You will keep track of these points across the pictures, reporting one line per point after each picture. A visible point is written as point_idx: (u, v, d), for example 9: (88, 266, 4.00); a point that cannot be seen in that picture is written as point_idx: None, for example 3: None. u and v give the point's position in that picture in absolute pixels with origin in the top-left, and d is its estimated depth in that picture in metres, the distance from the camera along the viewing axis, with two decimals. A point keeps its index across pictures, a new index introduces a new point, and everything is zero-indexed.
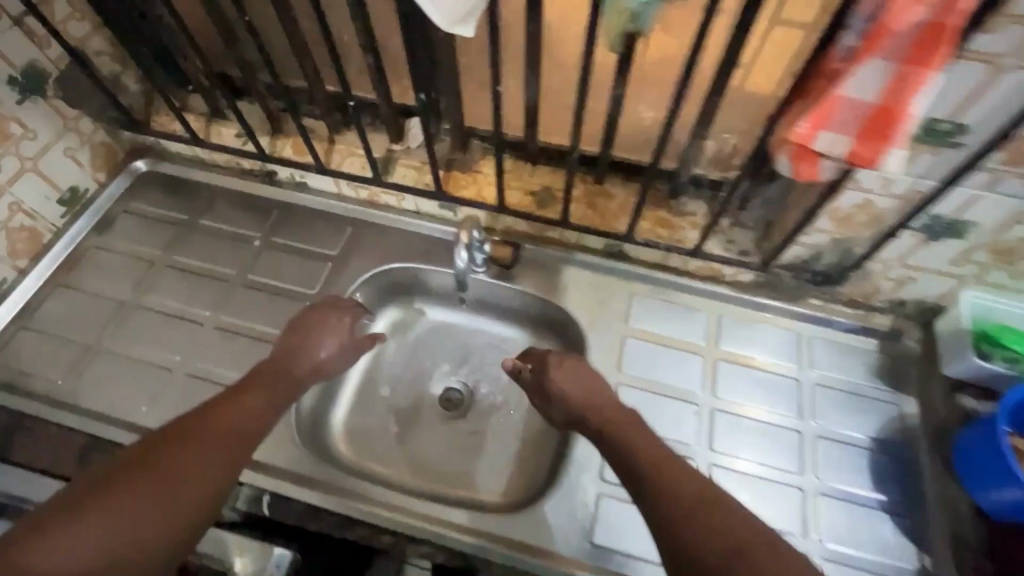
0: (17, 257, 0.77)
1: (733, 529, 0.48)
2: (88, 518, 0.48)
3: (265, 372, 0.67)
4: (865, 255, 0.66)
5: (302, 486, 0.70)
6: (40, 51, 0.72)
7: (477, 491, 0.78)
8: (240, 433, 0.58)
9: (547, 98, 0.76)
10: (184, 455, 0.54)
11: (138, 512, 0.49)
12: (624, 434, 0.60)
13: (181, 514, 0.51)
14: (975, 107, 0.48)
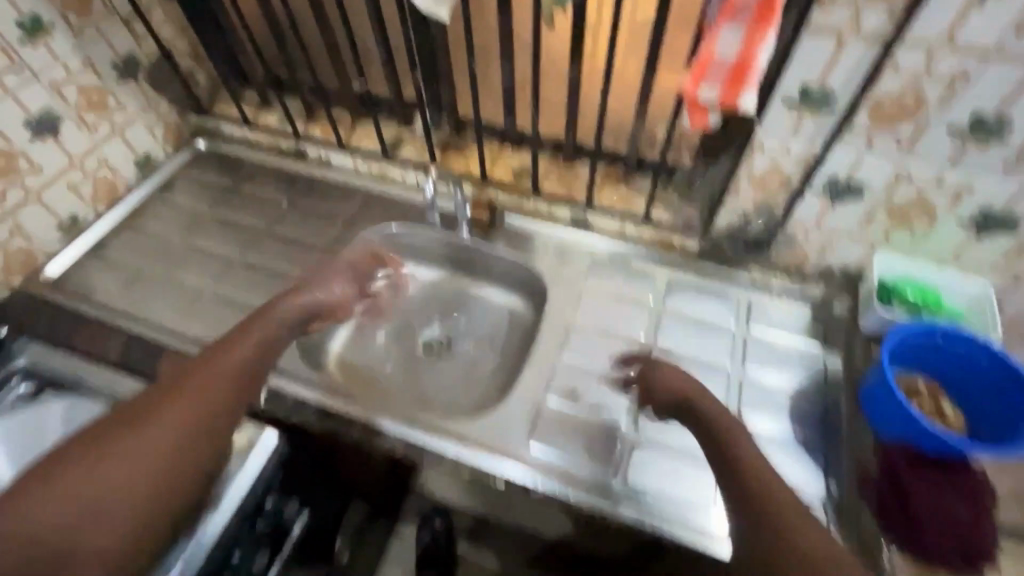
0: (97, 202, 0.96)
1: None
2: (108, 460, 0.52)
3: (253, 318, 0.72)
4: (784, 217, 0.75)
5: (302, 383, 0.78)
6: (138, 45, 0.94)
7: (447, 413, 0.87)
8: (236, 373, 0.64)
9: (525, 89, 0.87)
10: (184, 406, 0.58)
11: (154, 456, 0.54)
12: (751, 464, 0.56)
13: (186, 451, 0.56)
14: (833, 73, 0.59)
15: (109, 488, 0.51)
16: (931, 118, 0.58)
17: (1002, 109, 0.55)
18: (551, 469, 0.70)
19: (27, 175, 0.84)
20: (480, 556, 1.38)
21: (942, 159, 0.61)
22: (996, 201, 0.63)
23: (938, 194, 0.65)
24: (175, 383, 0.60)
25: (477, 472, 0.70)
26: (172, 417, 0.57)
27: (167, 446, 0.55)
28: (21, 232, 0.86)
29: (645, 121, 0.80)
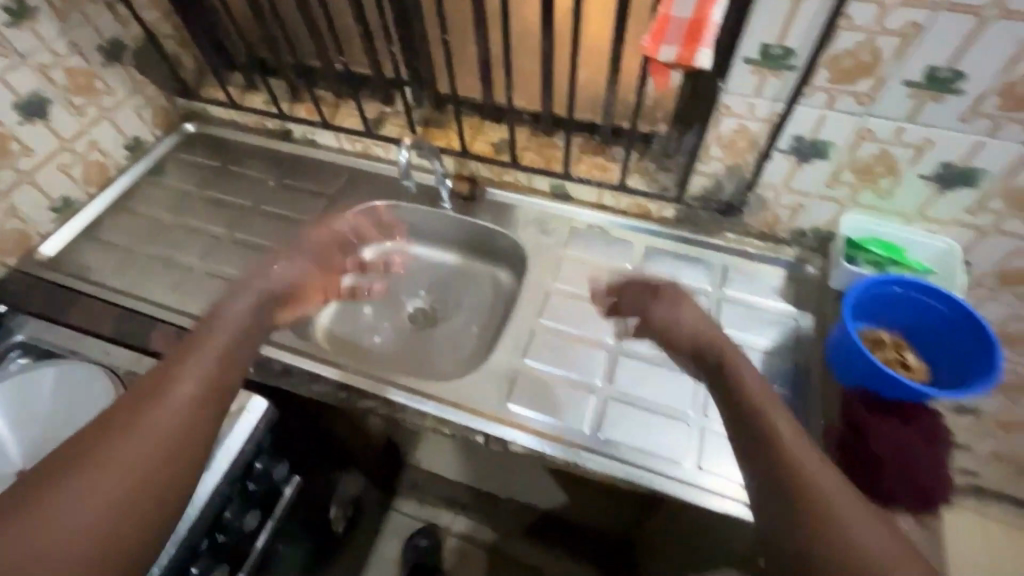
0: (89, 185, 0.99)
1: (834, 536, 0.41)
2: (47, 516, 0.43)
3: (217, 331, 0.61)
4: (754, 178, 0.77)
5: (292, 353, 0.80)
6: (122, 30, 0.96)
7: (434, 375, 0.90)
8: (211, 386, 0.55)
9: (501, 63, 0.89)
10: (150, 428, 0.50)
11: (112, 489, 0.46)
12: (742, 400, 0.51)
13: (151, 482, 0.47)
14: (791, 32, 0.60)
15: (55, 543, 0.42)
16: (887, 74, 0.60)
17: (955, 61, 0.57)
18: (529, 425, 0.72)
19: (19, 157, 0.86)
20: (475, 527, 1.42)
21: (902, 113, 0.63)
22: (956, 154, 0.64)
23: (900, 150, 0.66)
24: (142, 400, 0.52)
25: (458, 429, 0.73)
26: (135, 444, 0.48)
27: (132, 479, 0.47)
28: (14, 213, 0.88)
29: (617, 91, 0.82)
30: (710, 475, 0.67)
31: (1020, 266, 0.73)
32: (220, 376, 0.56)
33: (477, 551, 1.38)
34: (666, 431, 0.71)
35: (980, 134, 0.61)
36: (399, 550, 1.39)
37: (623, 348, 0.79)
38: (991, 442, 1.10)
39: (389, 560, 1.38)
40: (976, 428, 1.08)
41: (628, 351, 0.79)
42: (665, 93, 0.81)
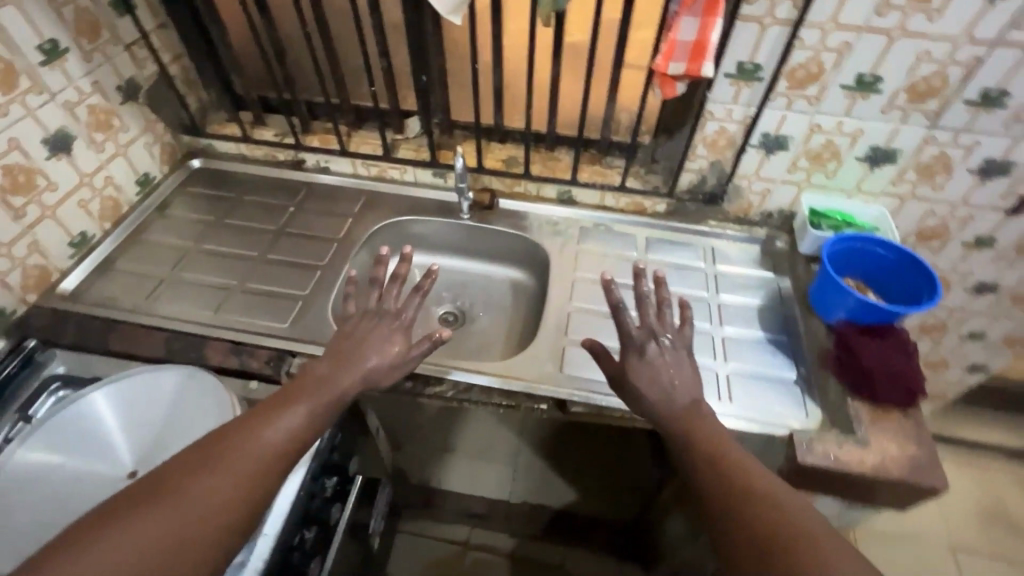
0: (104, 220, 0.98)
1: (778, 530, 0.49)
2: (125, 534, 0.45)
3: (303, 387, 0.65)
4: (732, 171, 0.95)
5: None
6: (138, 71, 0.99)
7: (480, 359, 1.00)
8: (285, 443, 0.57)
9: (509, 89, 1.02)
10: (214, 479, 0.51)
11: (160, 542, 0.46)
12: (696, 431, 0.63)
13: (217, 522, 0.49)
14: (760, 50, 0.79)
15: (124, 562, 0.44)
16: (829, 80, 0.80)
17: (876, 68, 0.77)
18: (584, 387, 0.82)
19: (44, 193, 0.86)
20: (492, 537, 1.46)
21: (841, 109, 0.83)
22: (881, 138, 0.85)
23: (841, 138, 0.86)
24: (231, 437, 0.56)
25: (522, 399, 0.81)
26: (201, 492, 0.50)
27: (209, 514, 0.49)
28: (37, 249, 0.87)
29: (614, 108, 0.97)
30: (747, 410, 0.78)
31: (931, 224, 0.96)
32: (301, 432, 0.60)
33: (497, 559, 1.43)
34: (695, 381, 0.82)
35: (896, 122, 0.83)
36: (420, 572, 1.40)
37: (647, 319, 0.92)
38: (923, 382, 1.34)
39: None
40: None
41: None
42: (652, 108, 0.98)
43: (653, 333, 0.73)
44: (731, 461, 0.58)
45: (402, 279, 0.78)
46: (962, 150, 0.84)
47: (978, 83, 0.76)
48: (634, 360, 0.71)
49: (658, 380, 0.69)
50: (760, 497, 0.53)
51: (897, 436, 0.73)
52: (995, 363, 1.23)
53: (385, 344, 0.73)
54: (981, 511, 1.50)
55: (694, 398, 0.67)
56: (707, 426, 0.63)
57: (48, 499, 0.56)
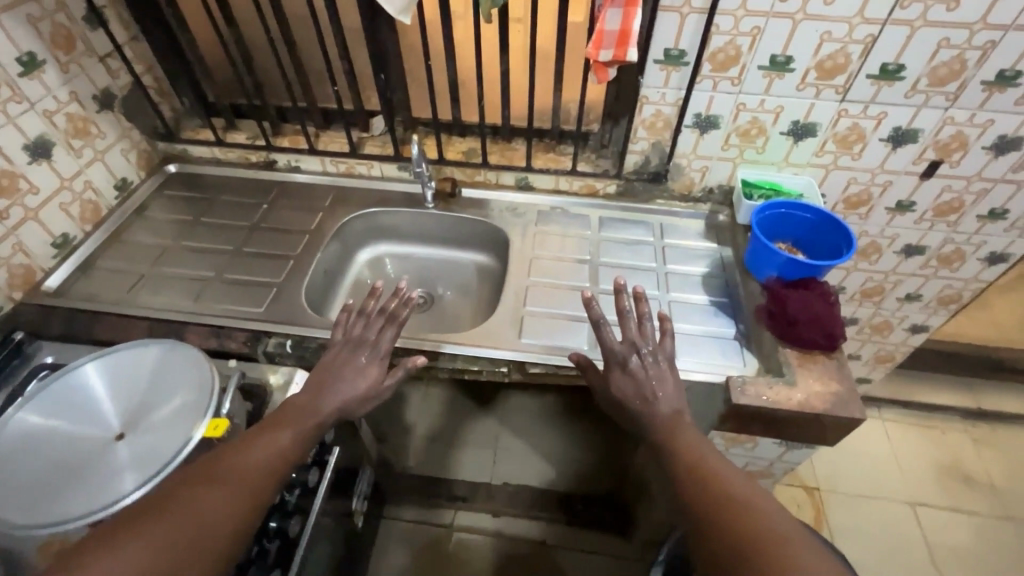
0: (85, 222, 1.04)
1: (745, 530, 0.54)
2: (135, 543, 0.49)
3: (290, 409, 0.69)
4: (672, 150, 1.03)
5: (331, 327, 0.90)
6: (113, 80, 1.05)
7: (449, 330, 1.11)
8: (278, 459, 0.62)
9: (464, 85, 1.10)
10: (215, 492, 0.55)
11: (168, 550, 0.49)
12: (674, 436, 0.69)
13: (221, 530, 0.53)
14: (682, 37, 0.88)
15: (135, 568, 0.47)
16: (746, 63, 0.89)
17: (786, 49, 0.86)
18: (541, 350, 0.89)
19: (26, 196, 0.91)
20: (477, 518, 1.51)
21: (761, 88, 0.92)
22: (800, 113, 0.94)
23: (765, 115, 0.95)
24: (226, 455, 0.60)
25: (484, 363, 0.88)
26: (203, 505, 0.54)
27: (213, 523, 0.53)
28: (21, 249, 0.92)
29: (561, 98, 1.05)
30: (687, 361, 0.86)
31: (855, 191, 1.05)
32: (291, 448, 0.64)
33: (482, 540, 1.47)
34: None
35: (810, 97, 0.91)
36: (407, 557, 1.44)
37: (601, 288, 1.00)
38: (873, 345, 1.42)
39: (400, 569, 1.42)
40: (859, 336, 1.40)
41: (605, 289, 1.00)
42: (596, 97, 1.07)
43: (635, 346, 0.78)
44: (709, 467, 0.63)
45: (388, 313, 0.81)
46: (872, 121, 0.93)
47: (877, 59, 0.85)
48: (616, 373, 0.77)
49: (640, 392, 0.75)
50: (732, 498, 0.58)
51: (821, 375, 0.81)
52: (934, 323, 1.32)
53: (360, 375, 0.76)
54: (938, 469, 1.58)
55: (675, 409, 0.73)
56: (684, 437, 0.68)
57: (38, 457, 0.61)
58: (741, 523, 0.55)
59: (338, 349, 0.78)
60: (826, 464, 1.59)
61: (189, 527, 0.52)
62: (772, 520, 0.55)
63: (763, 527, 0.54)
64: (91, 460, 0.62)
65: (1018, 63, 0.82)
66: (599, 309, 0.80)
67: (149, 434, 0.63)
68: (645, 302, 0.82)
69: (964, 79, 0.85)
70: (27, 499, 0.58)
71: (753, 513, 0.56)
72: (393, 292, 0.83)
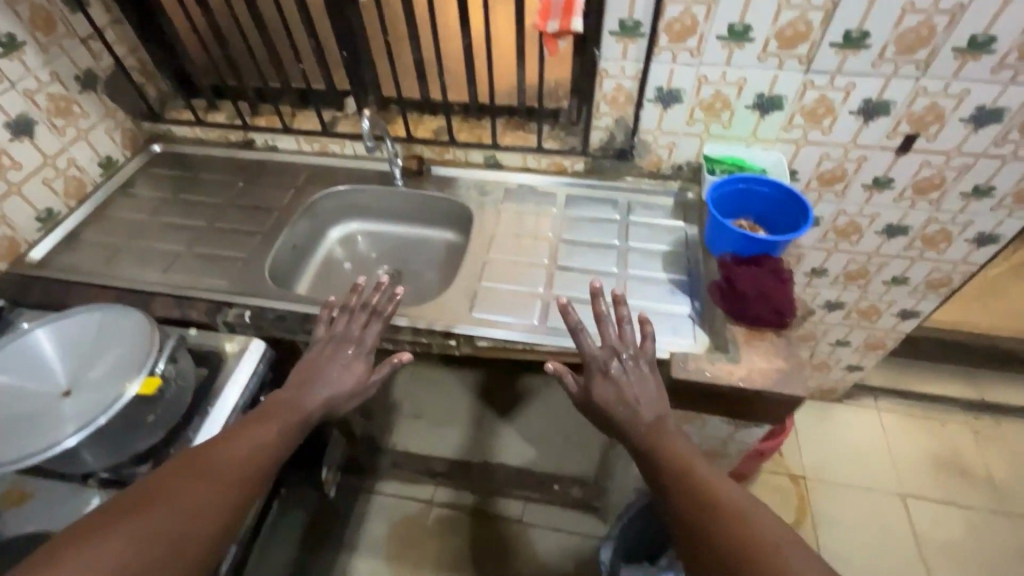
0: (69, 198, 1.09)
1: (744, 538, 0.52)
2: (130, 533, 0.49)
3: (275, 405, 0.70)
4: (635, 126, 1.01)
5: (290, 300, 0.93)
6: (94, 61, 1.09)
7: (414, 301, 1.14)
8: (265, 455, 0.63)
9: (431, 62, 1.10)
10: (207, 486, 0.56)
11: (163, 543, 0.50)
12: (659, 442, 0.66)
13: (215, 524, 0.54)
14: (636, 8, 0.86)
15: (131, 559, 0.48)
16: (703, 33, 0.86)
17: (743, 17, 0.83)
18: (491, 324, 0.90)
19: (8, 171, 0.96)
20: (455, 494, 1.54)
21: (721, 60, 0.89)
22: (764, 86, 0.91)
23: (728, 88, 0.92)
24: (215, 450, 0.61)
25: (433, 336, 0.90)
26: (197, 498, 0.55)
27: (206, 517, 0.54)
28: (5, 222, 0.97)
29: (525, 73, 1.05)
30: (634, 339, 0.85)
31: (829, 168, 1.01)
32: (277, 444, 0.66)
33: (460, 515, 1.50)
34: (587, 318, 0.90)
35: (773, 68, 0.88)
36: (386, 529, 1.47)
37: (560, 265, 0.99)
38: (862, 331, 1.38)
39: (379, 540, 1.45)
40: (846, 322, 1.36)
41: (564, 266, 0.99)
42: (562, 73, 1.06)
43: (615, 352, 0.75)
44: (699, 474, 0.61)
45: (371, 308, 0.82)
46: (840, 93, 0.89)
47: (839, 26, 0.82)
48: (598, 381, 0.74)
49: (623, 399, 0.72)
50: (726, 506, 0.56)
51: (767, 352, 0.80)
52: (925, 308, 1.27)
53: (346, 370, 0.77)
54: (933, 461, 1.53)
55: (658, 414, 0.70)
56: (671, 442, 0.66)
57: None
58: (739, 530, 0.53)
59: (321, 344, 0.79)
60: (814, 453, 1.55)
61: (183, 519, 0.52)
62: (766, 526, 0.53)
63: (755, 529, 0.52)
64: (35, 413, 0.67)
65: (990, 27, 0.78)
66: (575, 315, 0.78)
67: (93, 390, 0.68)
68: (625, 304, 0.78)
69: (934, 46, 0.81)
70: None
71: (746, 519, 0.54)
72: (376, 288, 0.84)
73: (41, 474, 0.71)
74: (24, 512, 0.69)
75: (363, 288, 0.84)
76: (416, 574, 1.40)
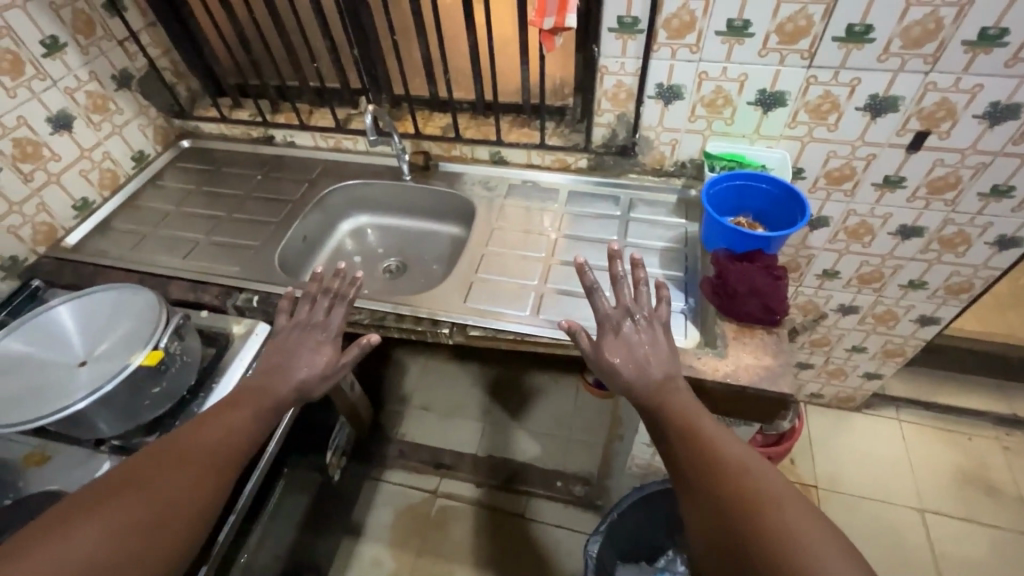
0: (103, 188, 1.17)
1: (756, 487, 0.52)
2: (100, 522, 0.51)
3: (249, 392, 0.71)
4: (637, 123, 1.02)
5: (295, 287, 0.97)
6: (131, 62, 1.17)
7: (419, 291, 1.18)
8: (237, 440, 0.65)
9: (439, 61, 1.13)
10: (179, 474, 0.58)
11: (134, 530, 0.52)
12: (664, 403, 0.64)
13: (187, 510, 0.57)
14: (635, 5, 0.87)
15: (101, 547, 0.50)
16: (702, 28, 0.86)
17: (742, 13, 0.83)
18: (485, 315, 0.92)
19: (49, 162, 1.04)
20: (460, 486, 1.56)
21: (721, 56, 0.89)
22: (766, 81, 0.90)
23: (729, 84, 0.92)
24: (187, 438, 0.62)
25: (428, 324, 0.93)
26: (170, 485, 0.57)
27: (178, 504, 0.56)
28: (45, 209, 1.06)
29: (530, 72, 1.06)
30: None
31: (836, 165, 0.99)
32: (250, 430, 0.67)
33: (464, 506, 1.52)
34: (579, 311, 0.91)
35: (775, 64, 0.87)
36: (391, 516, 1.51)
37: (557, 259, 1.01)
38: (879, 337, 1.33)
39: (383, 526, 1.49)
40: (861, 327, 1.32)
41: (561, 260, 1.00)
42: (567, 73, 1.07)
43: (628, 312, 0.73)
44: (703, 436, 0.59)
45: (332, 293, 0.83)
46: (846, 88, 0.88)
47: (842, 20, 0.80)
48: (609, 339, 0.72)
49: (633, 357, 0.70)
50: (731, 472, 0.54)
51: (755, 349, 0.81)
52: (945, 315, 1.22)
53: (313, 355, 0.77)
54: (957, 476, 1.46)
55: (667, 373, 0.68)
56: (676, 399, 0.64)
57: (14, 373, 0.74)
58: (740, 487, 0.53)
59: (285, 334, 0.80)
60: (828, 462, 1.51)
61: (155, 507, 0.55)
62: (769, 483, 0.53)
63: (764, 484, 0.52)
64: (58, 382, 0.74)
65: (1002, 20, 0.75)
66: (592, 275, 0.76)
67: (109, 363, 0.75)
68: (643, 267, 0.76)
69: (942, 39, 0.79)
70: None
71: (754, 476, 0.53)
72: (336, 274, 0.85)
73: (61, 439, 0.77)
74: (44, 472, 0.75)
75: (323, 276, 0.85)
76: (417, 562, 1.43)
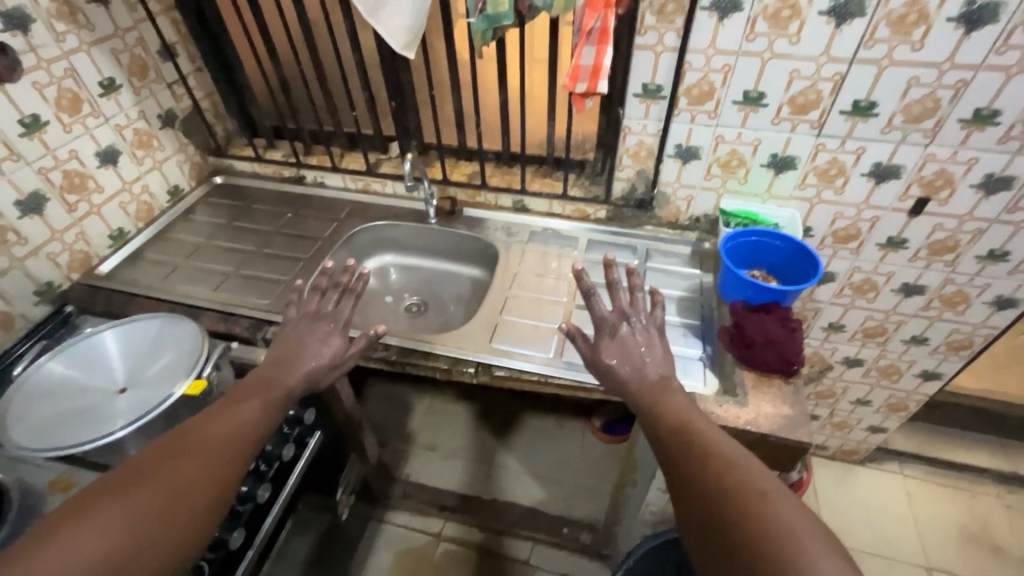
0: (138, 220, 1.21)
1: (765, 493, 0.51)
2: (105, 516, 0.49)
3: (256, 382, 0.71)
4: (655, 178, 1.09)
5: None
6: (176, 103, 1.23)
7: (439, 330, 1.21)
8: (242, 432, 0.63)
9: (469, 115, 1.20)
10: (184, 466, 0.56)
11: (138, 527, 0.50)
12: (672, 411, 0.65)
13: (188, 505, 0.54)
14: (658, 75, 0.95)
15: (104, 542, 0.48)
16: (720, 97, 0.94)
17: (757, 84, 0.91)
18: (508, 355, 0.95)
19: (93, 194, 1.09)
20: (463, 529, 1.53)
21: (737, 122, 0.96)
22: (778, 146, 0.97)
23: (743, 147, 0.99)
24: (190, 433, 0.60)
25: (453, 362, 0.95)
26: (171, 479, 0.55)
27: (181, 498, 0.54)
28: (83, 238, 1.09)
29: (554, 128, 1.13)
30: None
31: (843, 226, 1.05)
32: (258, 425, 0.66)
33: (466, 551, 1.49)
34: None
35: (786, 131, 0.95)
36: (392, 561, 1.47)
37: (578, 304, 1.05)
38: (883, 391, 1.36)
39: (384, 570, 1.45)
40: (865, 380, 1.35)
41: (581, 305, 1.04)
42: (590, 131, 1.14)
43: (625, 315, 0.77)
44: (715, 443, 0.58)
45: (341, 286, 0.85)
46: (852, 156, 0.95)
47: (848, 96, 0.88)
48: (607, 341, 0.76)
49: (630, 357, 0.74)
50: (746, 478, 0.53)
51: (774, 399, 0.84)
52: (946, 370, 1.26)
53: (322, 344, 0.79)
54: (964, 534, 1.46)
55: (664, 373, 0.71)
56: (671, 399, 0.67)
57: (57, 397, 0.76)
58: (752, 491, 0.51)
59: (293, 324, 0.81)
60: (836, 516, 1.50)
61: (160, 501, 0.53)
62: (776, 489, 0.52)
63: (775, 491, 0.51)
64: (96, 406, 0.76)
65: (994, 101, 0.83)
66: (590, 281, 0.80)
67: (146, 391, 0.77)
68: (638, 275, 0.81)
69: (940, 116, 0.86)
70: (39, 429, 0.72)
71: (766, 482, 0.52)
72: (345, 269, 0.87)
73: (88, 465, 0.78)
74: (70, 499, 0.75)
75: (331, 271, 0.87)
76: None
